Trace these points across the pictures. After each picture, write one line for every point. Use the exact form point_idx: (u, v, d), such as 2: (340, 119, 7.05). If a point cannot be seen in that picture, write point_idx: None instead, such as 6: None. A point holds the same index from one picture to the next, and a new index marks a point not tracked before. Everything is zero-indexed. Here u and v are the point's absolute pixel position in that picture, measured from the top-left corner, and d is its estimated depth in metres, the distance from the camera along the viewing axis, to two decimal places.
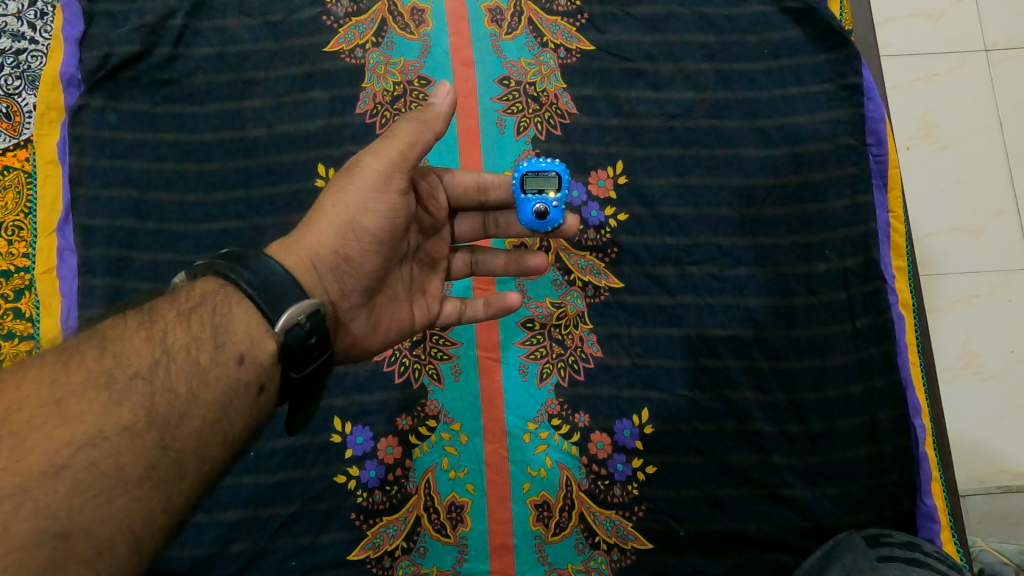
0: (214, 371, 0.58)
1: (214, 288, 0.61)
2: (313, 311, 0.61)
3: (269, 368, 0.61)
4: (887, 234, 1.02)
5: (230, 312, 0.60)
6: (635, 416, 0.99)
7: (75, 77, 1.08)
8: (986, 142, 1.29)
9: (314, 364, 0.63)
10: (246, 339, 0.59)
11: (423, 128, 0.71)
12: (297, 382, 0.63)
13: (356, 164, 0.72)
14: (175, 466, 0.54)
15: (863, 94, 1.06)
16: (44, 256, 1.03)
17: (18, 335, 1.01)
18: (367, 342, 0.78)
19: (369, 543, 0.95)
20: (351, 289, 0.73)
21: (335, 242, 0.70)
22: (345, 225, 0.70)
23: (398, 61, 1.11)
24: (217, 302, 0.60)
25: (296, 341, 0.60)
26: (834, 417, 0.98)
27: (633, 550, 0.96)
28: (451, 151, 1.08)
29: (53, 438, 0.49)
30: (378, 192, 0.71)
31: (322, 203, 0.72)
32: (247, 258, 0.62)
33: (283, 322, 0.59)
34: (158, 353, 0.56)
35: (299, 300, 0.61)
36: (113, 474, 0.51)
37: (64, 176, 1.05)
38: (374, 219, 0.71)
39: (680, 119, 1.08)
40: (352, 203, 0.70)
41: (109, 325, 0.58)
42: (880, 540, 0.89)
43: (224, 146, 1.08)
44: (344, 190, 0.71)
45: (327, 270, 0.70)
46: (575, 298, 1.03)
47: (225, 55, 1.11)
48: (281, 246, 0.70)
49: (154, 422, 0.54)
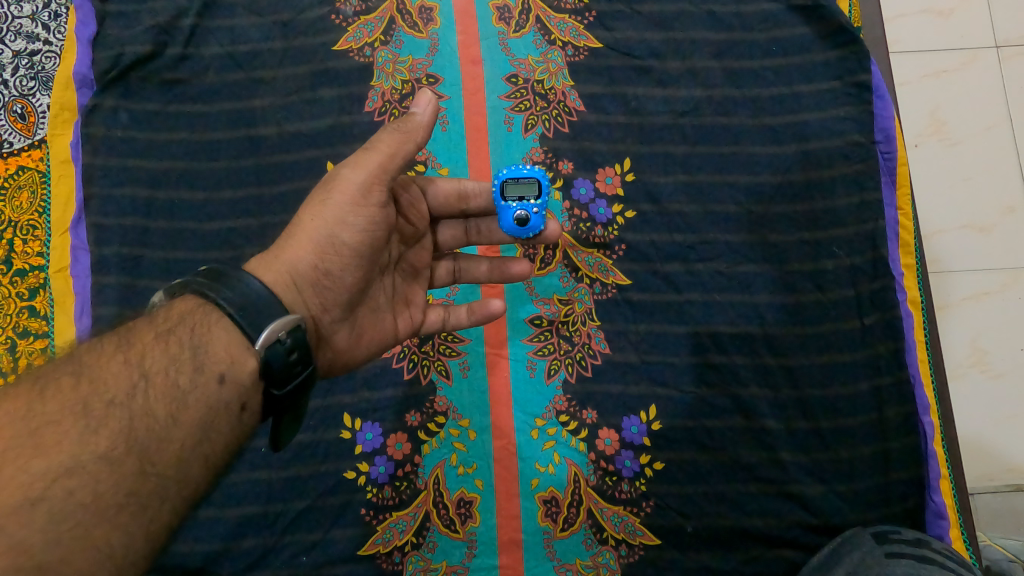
0: (193, 393, 0.59)
1: (192, 308, 0.62)
2: (293, 327, 0.62)
3: (251, 386, 0.62)
4: (895, 231, 1.02)
5: (208, 331, 0.61)
6: (642, 412, 1.00)
7: (88, 78, 1.09)
8: (995, 140, 1.28)
9: (297, 379, 0.63)
10: (226, 358, 0.60)
11: (405, 140, 0.73)
12: (279, 400, 0.64)
13: (334, 178, 0.73)
14: (157, 490, 0.55)
15: (872, 92, 1.06)
16: (58, 254, 1.04)
17: (33, 333, 1.02)
18: (350, 354, 0.78)
19: (379, 538, 0.96)
20: (332, 303, 0.73)
21: (315, 256, 0.71)
22: (324, 239, 0.71)
23: (406, 59, 1.12)
24: (195, 322, 0.61)
25: (277, 358, 0.61)
26: (841, 414, 0.98)
27: (641, 546, 0.97)
28: (460, 149, 1.09)
29: (26, 471, 0.50)
30: (358, 206, 0.72)
31: (300, 218, 0.72)
32: (225, 276, 0.63)
33: (264, 338, 0.60)
34: (136, 377, 0.57)
35: (280, 317, 0.62)
36: (90, 504, 0.51)
37: (77, 175, 1.06)
38: (354, 233, 0.72)
39: (688, 116, 1.08)
40: (331, 217, 0.71)
41: (87, 351, 0.59)
42: (889, 537, 0.90)
43: (235, 144, 1.09)
44: (323, 204, 0.71)
45: (308, 285, 0.71)
46: (583, 295, 1.04)
47: (235, 54, 1.12)
48: (261, 261, 0.70)
49: (132, 447, 0.55)
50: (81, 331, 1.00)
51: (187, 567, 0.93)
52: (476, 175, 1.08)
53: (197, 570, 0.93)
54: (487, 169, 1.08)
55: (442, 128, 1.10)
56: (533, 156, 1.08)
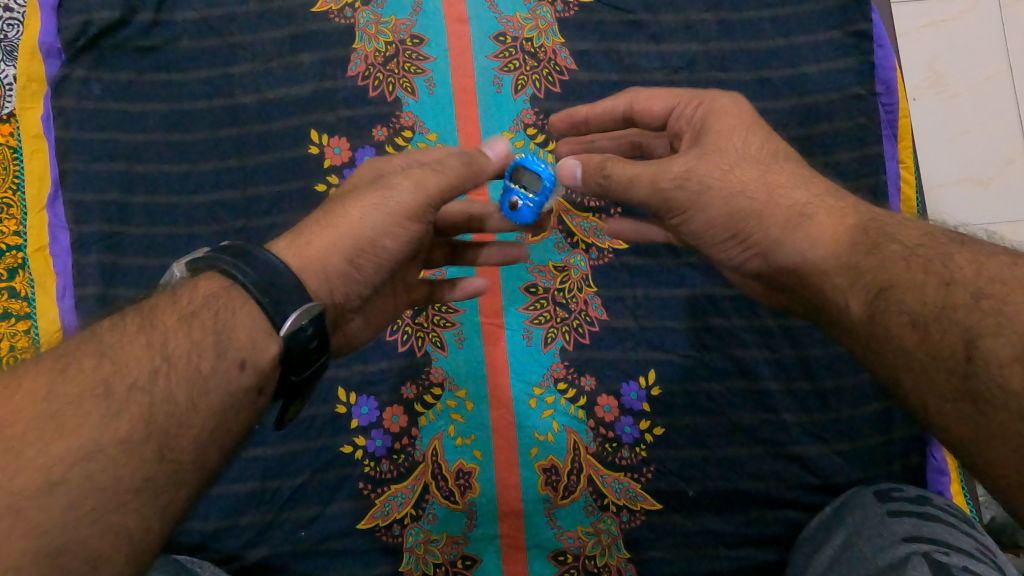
0: (214, 378, 0.55)
1: (217, 290, 0.59)
2: (316, 313, 0.59)
3: (269, 371, 0.58)
4: (896, 186, 1.01)
5: (234, 318, 0.57)
6: (642, 377, 0.98)
7: (55, 47, 1.05)
8: (994, 91, 1.25)
9: (313, 366, 0.61)
10: (249, 344, 0.57)
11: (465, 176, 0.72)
12: (295, 385, 0.61)
13: (390, 182, 0.69)
14: (173, 477, 0.52)
15: (872, 41, 1.04)
16: (36, 233, 1.00)
17: (14, 315, 0.97)
18: (356, 339, 0.78)
19: (377, 512, 0.95)
20: (355, 295, 0.70)
21: (351, 254, 0.67)
22: (366, 239, 0.68)
23: (389, 20, 1.08)
24: (220, 306, 0.58)
25: (298, 345, 0.58)
26: (842, 372, 0.98)
27: (642, 511, 0.96)
28: (448, 113, 1.05)
29: (47, 453, 0.48)
30: (407, 220, 0.69)
31: (343, 209, 0.68)
32: (250, 253, 0.60)
33: (289, 326, 0.57)
34: (157, 360, 0.54)
35: (303, 303, 0.59)
36: (110, 488, 0.49)
37: (50, 150, 1.02)
38: (395, 242, 0.69)
39: (683, 71, 1.05)
40: (379, 223, 0.68)
41: (107, 328, 0.56)
42: (891, 495, 0.87)
43: (214, 114, 1.05)
44: (372, 208, 0.68)
45: (338, 279, 0.67)
46: (579, 261, 1.02)
47: (210, 19, 1.07)
48: (288, 247, 0.66)
49: (153, 433, 0.51)
50: (65, 312, 0.97)
51: (188, 543, 0.92)
52: (466, 140, 1.04)
53: (198, 546, 0.92)
54: (476, 132, 1.05)
55: (429, 92, 1.06)
56: (524, 118, 1.05)
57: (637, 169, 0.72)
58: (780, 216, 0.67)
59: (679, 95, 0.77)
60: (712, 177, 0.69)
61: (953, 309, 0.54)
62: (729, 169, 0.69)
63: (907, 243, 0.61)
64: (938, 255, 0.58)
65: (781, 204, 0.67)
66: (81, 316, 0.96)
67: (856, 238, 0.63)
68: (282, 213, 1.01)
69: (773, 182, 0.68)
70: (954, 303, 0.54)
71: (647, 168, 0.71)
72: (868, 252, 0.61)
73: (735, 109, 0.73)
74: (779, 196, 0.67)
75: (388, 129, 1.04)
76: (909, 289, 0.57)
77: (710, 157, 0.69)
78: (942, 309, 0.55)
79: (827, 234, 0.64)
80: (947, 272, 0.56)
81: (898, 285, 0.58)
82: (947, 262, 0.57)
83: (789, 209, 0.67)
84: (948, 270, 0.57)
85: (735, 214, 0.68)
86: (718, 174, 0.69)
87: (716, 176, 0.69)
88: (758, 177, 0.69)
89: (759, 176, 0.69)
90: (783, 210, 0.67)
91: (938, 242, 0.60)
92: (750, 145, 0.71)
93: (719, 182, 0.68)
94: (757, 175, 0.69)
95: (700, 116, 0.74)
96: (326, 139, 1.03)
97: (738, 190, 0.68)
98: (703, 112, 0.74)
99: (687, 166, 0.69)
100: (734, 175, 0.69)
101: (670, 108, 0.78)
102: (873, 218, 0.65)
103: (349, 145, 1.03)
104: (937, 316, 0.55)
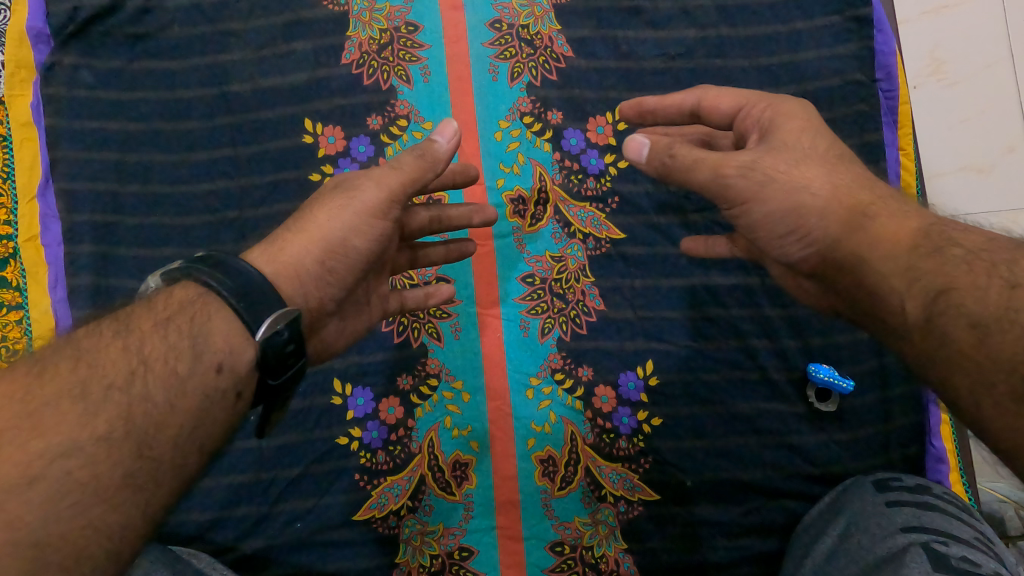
0: (191, 380, 0.54)
1: (193, 297, 0.58)
2: (292, 318, 0.58)
3: (246, 376, 0.57)
4: (897, 173, 1.00)
5: (210, 323, 0.57)
6: (638, 368, 0.98)
7: (44, 33, 1.03)
8: (997, 77, 1.23)
9: (291, 369, 0.60)
10: (225, 347, 0.56)
11: (425, 169, 0.72)
12: (273, 389, 0.60)
13: (353, 185, 0.70)
14: (151, 474, 0.51)
15: (872, 27, 1.03)
16: (27, 223, 0.98)
17: (5, 305, 0.96)
18: (333, 346, 0.75)
19: (374, 503, 0.94)
20: (330, 299, 0.69)
21: (322, 254, 0.67)
22: (337, 241, 0.68)
23: (383, 7, 1.06)
24: (196, 311, 0.57)
25: (274, 349, 0.57)
26: (842, 361, 0.97)
27: (640, 502, 0.95)
28: (444, 102, 1.04)
29: (25, 450, 0.47)
30: (374, 217, 0.70)
31: (312, 216, 0.69)
32: (225, 263, 0.59)
33: (263, 330, 0.56)
34: (135, 363, 0.53)
35: (278, 307, 0.58)
36: (90, 484, 0.48)
37: (41, 138, 1.00)
38: (366, 241, 0.69)
39: (681, 58, 1.04)
40: (347, 223, 0.68)
41: (84, 334, 0.55)
42: (889, 484, 0.86)
43: (207, 102, 1.03)
44: (338, 209, 0.69)
45: (312, 282, 0.66)
46: (576, 251, 1.01)
47: (202, 6, 1.06)
48: (261, 254, 0.65)
49: (132, 431, 0.51)
50: (58, 302, 0.96)
51: (182, 535, 0.92)
52: (463, 129, 1.03)
53: (193, 537, 0.92)
54: (473, 121, 1.04)
55: (424, 80, 1.04)
56: (521, 106, 1.04)
57: (702, 153, 0.69)
58: (842, 213, 0.64)
59: (749, 96, 0.75)
60: (777, 170, 0.67)
61: (1017, 311, 0.54)
62: (795, 165, 0.67)
63: (969, 247, 0.60)
64: (1004, 259, 0.58)
65: (842, 203, 0.65)
66: (73, 306, 0.96)
67: (917, 240, 0.62)
68: (276, 202, 1.00)
69: (838, 181, 0.67)
70: (1020, 305, 0.54)
71: (710, 155, 0.69)
72: (930, 253, 0.60)
73: (804, 113, 0.72)
74: (842, 193, 0.66)
75: (383, 118, 1.03)
76: (968, 293, 0.57)
77: (777, 153, 0.68)
78: (1004, 312, 0.55)
79: (889, 233, 0.63)
80: (1013, 276, 0.56)
81: (958, 288, 0.57)
82: (1013, 268, 0.57)
83: (852, 208, 0.65)
84: (1013, 273, 0.56)
85: (797, 209, 0.66)
86: (784, 168, 0.67)
87: (782, 169, 0.67)
88: (822, 175, 0.67)
89: (823, 174, 0.67)
90: (845, 208, 0.65)
91: (1004, 247, 0.59)
92: (817, 146, 0.69)
93: (783, 175, 0.66)
94: (821, 173, 0.67)
95: (768, 118, 0.72)
96: (320, 128, 1.02)
97: (801, 185, 0.66)
98: (771, 114, 0.72)
99: (753, 157, 0.67)
100: (799, 171, 0.67)
101: (738, 108, 0.75)
102: (935, 222, 0.64)
103: (343, 134, 1.02)
104: (1000, 318, 0.55)
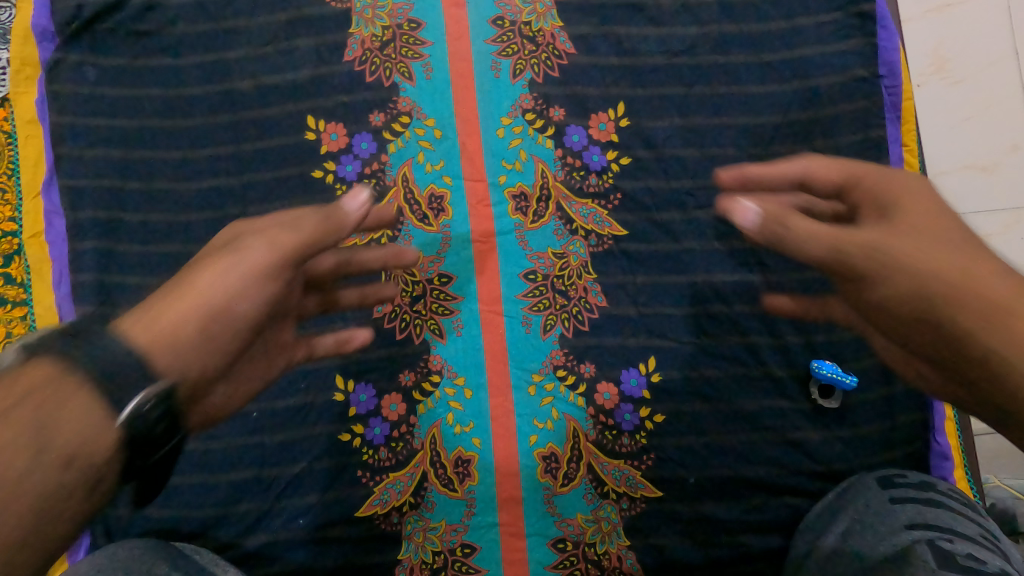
0: (32, 475, 0.46)
1: (48, 376, 0.50)
2: (160, 395, 0.53)
3: (108, 464, 0.51)
4: (900, 169, 1.00)
5: (62, 409, 0.49)
6: (642, 364, 0.98)
7: (49, 30, 1.04)
8: (1001, 75, 1.23)
9: (160, 449, 0.54)
10: (76, 436, 0.49)
11: (328, 231, 0.67)
12: (139, 471, 0.54)
13: (242, 246, 0.64)
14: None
15: (876, 23, 1.03)
16: (31, 219, 1.00)
17: (9, 301, 0.98)
18: (220, 414, 0.67)
19: (376, 500, 0.94)
20: (213, 371, 0.59)
21: (204, 321, 0.58)
22: (218, 305, 0.59)
23: (385, 4, 1.06)
24: (47, 395, 0.49)
25: (141, 431, 0.51)
26: (847, 358, 0.96)
27: (642, 498, 0.95)
28: (447, 99, 1.04)
29: None
30: (264, 279, 0.62)
31: (195, 279, 0.61)
32: (93, 334, 0.53)
33: (127, 412, 0.51)
34: None
35: (144, 385, 0.52)
36: None
37: (45, 134, 1.02)
38: (253, 303, 0.62)
39: (683, 55, 1.04)
40: (232, 284, 0.60)
41: None
42: (894, 481, 0.86)
43: (210, 99, 1.04)
44: (223, 271, 0.61)
45: (190, 353, 0.56)
46: (578, 248, 1.01)
47: (204, 3, 1.06)
48: (127, 324, 0.55)
49: None
50: (61, 297, 0.97)
51: (185, 531, 0.92)
52: (466, 126, 1.04)
53: (196, 534, 0.92)
54: (476, 118, 1.04)
55: (427, 76, 1.04)
56: (522, 103, 1.04)
57: (817, 225, 0.59)
58: (976, 303, 0.52)
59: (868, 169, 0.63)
60: (904, 252, 0.55)
61: None
62: (925, 245, 0.55)
63: None
64: None
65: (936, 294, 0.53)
66: (77, 302, 0.96)
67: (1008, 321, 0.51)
68: (279, 199, 1.00)
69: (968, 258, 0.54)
70: None
71: (829, 228, 0.59)
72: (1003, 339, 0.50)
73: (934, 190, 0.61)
74: (981, 279, 0.53)
75: (386, 114, 1.03)
76: None
77: (907, 230, 0.57)
78: None
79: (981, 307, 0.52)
80: None
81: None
82: None
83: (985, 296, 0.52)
84: None
85: (929, 297, 0.54)
86: (913, 249, 0.55)
87: (910, 252, 0.55)
88: (960, 260, 0.54)
89: (958, 257, 0.54)
90: (979, 297, 0.52)
91: None
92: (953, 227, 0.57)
93: (914, 259, 0.55)
94: (960, 257, 0.54)
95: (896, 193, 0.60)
96: (323, 125, 1.02)
97: (933, 271, 0.54)
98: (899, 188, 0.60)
99: (876, 237, 0.57)
100: (933, 253, 0.55)
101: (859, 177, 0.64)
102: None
103: (346, 131, 1.02)
104: None
